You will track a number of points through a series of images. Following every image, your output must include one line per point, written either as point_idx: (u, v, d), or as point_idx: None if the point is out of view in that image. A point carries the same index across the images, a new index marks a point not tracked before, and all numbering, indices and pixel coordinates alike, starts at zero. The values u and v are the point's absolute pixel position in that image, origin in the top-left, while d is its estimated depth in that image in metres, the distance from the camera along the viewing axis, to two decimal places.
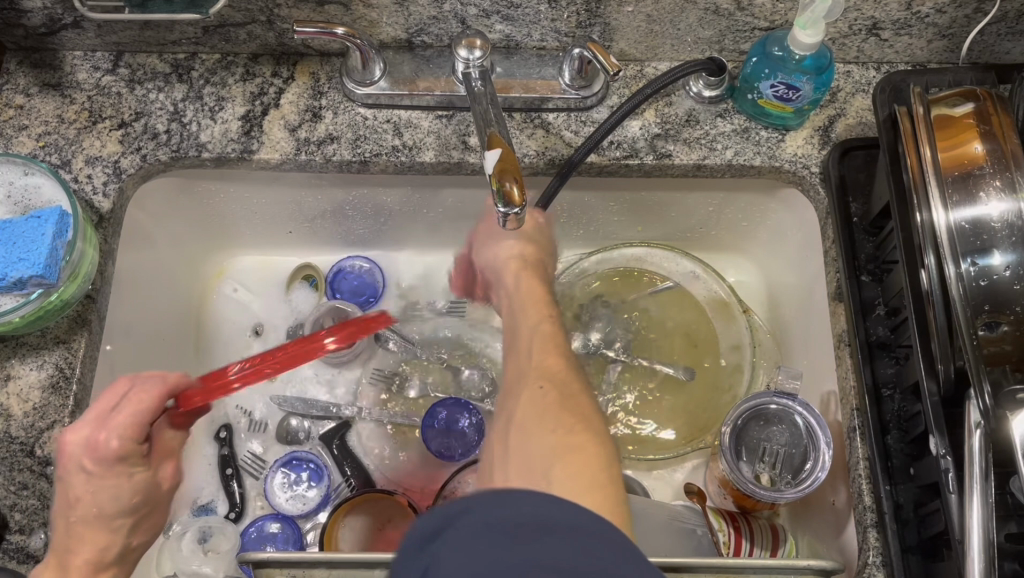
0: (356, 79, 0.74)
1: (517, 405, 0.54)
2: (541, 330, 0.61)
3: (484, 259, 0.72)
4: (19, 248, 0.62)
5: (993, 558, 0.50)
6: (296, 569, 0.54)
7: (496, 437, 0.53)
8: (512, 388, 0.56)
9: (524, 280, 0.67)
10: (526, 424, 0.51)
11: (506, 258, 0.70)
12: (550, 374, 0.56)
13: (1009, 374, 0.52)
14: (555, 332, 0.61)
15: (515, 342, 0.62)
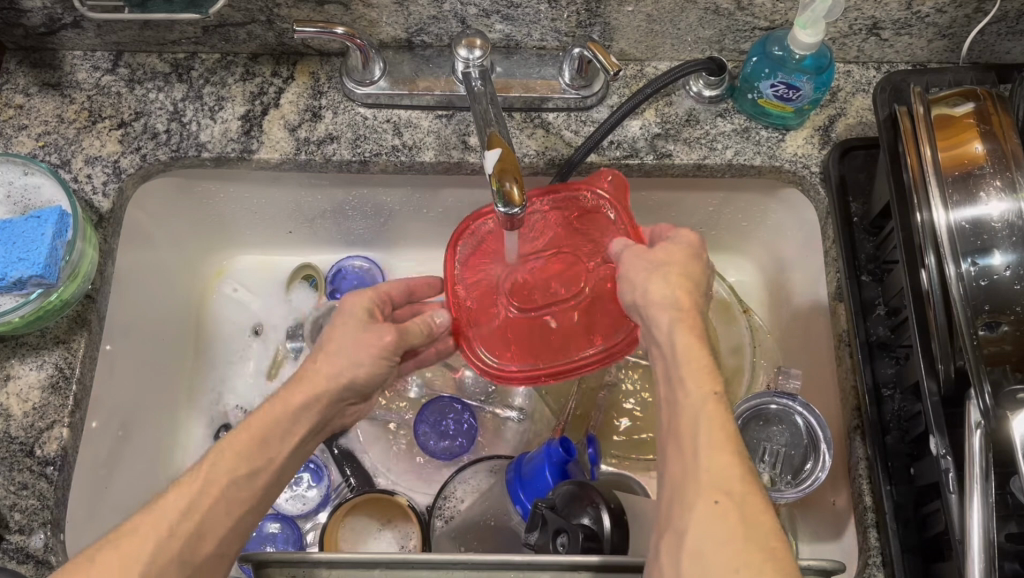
0: (356, 79, 0.74)
1: (688, 528, 0.45)
2: (705, 412, 0.48)
3: (626, 296, 0.57)
4: (19, 248, 0.62)
5: (994, 559, 0.50)
6: (296, 569, 0.54)
7: (664, 559, 0.46)
8: (678, 494, 0.47)
9: (681, 341, 0.52)
10: (703, 555, 0.44)
11: (652, 297, 0.54)
12: (727, 477, 0.46)
13: (1009, 374, 0.52)
14: (724, 412, 0.48)
15: (674, 426, 0.49)
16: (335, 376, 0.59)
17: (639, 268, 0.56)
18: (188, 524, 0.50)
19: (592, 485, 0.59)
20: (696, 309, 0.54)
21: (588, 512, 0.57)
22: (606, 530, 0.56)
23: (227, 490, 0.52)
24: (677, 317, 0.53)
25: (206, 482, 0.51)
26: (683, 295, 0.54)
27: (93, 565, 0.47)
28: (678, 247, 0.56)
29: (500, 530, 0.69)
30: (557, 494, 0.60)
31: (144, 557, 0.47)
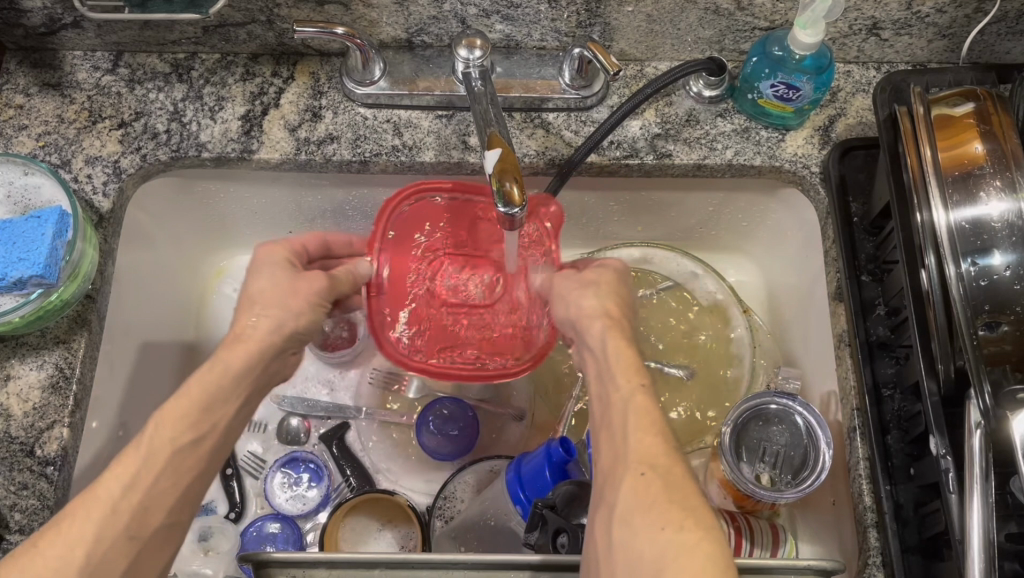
0: (356, 79, 0.74)
1: (617, 501, 0.47)
2: (633, 403, 0.51)
3: (560, 313, 0.61)
4: (19, 248, 0.62)
5: (994, 558, 0.50)
6: (297, 569, 0.54)
7: (597, 537, 0.47)
8: (609, 476, 0.49)
9: (612, 344, 0.55)
10: (630, 524, 0.45)
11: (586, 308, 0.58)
12: (653, 452, 0.48)
13: (1010, 374, 0.52)
14: (651, 402, 0.51)
15: (605, 418, 0.52)
16: (266, 340, 0.56)
17: (569, 284, 0.61)
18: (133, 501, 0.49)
19: (590, 485, 0.60)
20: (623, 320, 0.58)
21: (588, 512, 0.58)
22: None
23: (167, 463, 0.50)
24: (605, 324, 0.57)
25: (144, 457, 0.50)
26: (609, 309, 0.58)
27: (42, 550, 0.46)
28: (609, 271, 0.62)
29: (502, 530, 0.68)
30: (557, 494, 0.60)
31: (89, 536, 0.47)
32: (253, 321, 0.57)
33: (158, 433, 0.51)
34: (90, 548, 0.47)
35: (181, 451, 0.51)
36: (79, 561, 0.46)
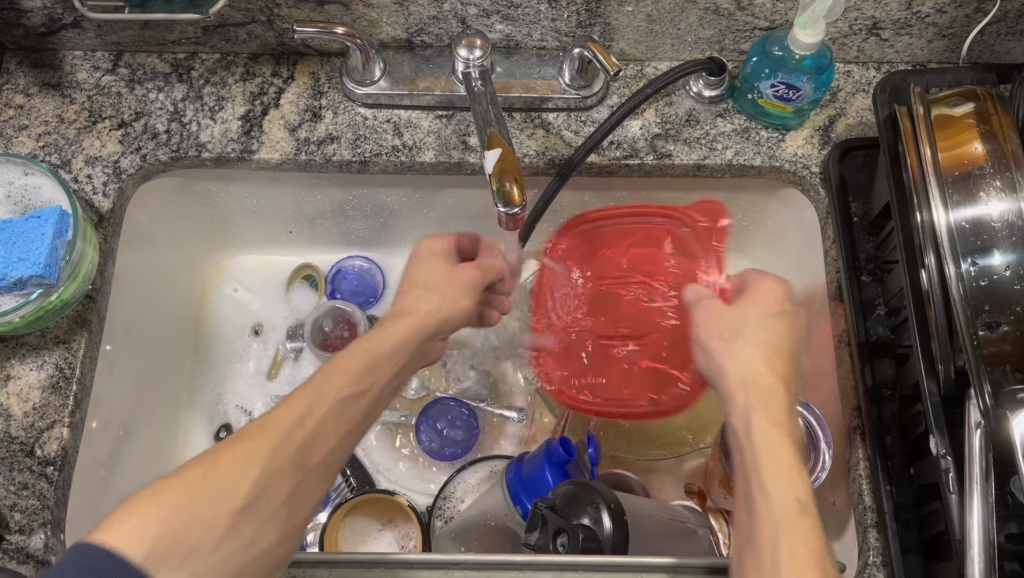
0: (356, 79, 0.74)
1: None
2: (787, 512, 0.47)
3: (709, 370, 0.58)
4: (19, 248, 0.62)
5: (994, 559, 0.50)
6: (296, 569, 0.55)
7: None
8: None
9: (759, 432, 0.51)
10: None
11: (746, 368, 0.55)
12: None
13: (1009, 374, 0.52)
14: (808, 511, 0.48)
15: (750, 525, 0.49)
16: (425, 316, 0.60)
17: (719, 336, 0.59)
18: (295, 440, 0.48)
19: (592, 485, 0.59)
20: (786, 380, 0.55)
21: (588, 512, 0.57)
22: (606, 531, 0.56)
23: (330, 412, 0.51)
24: (760, 393, 0.53)
25: (309, 402, 0.50)
26: (767, 370, 0.55)
27: (212, 468, 0.45)
28: (775, 318, 0.58)
29: (501, 530, 0.68)
30: (557, 494, 0.59)
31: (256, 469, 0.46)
32: (415, 300, 0.61)
33: (330, 379, 0.52)
34: (257, 473, 0.46)
35: (344, 403, 0.52)
36: (245, 489, 0.45)
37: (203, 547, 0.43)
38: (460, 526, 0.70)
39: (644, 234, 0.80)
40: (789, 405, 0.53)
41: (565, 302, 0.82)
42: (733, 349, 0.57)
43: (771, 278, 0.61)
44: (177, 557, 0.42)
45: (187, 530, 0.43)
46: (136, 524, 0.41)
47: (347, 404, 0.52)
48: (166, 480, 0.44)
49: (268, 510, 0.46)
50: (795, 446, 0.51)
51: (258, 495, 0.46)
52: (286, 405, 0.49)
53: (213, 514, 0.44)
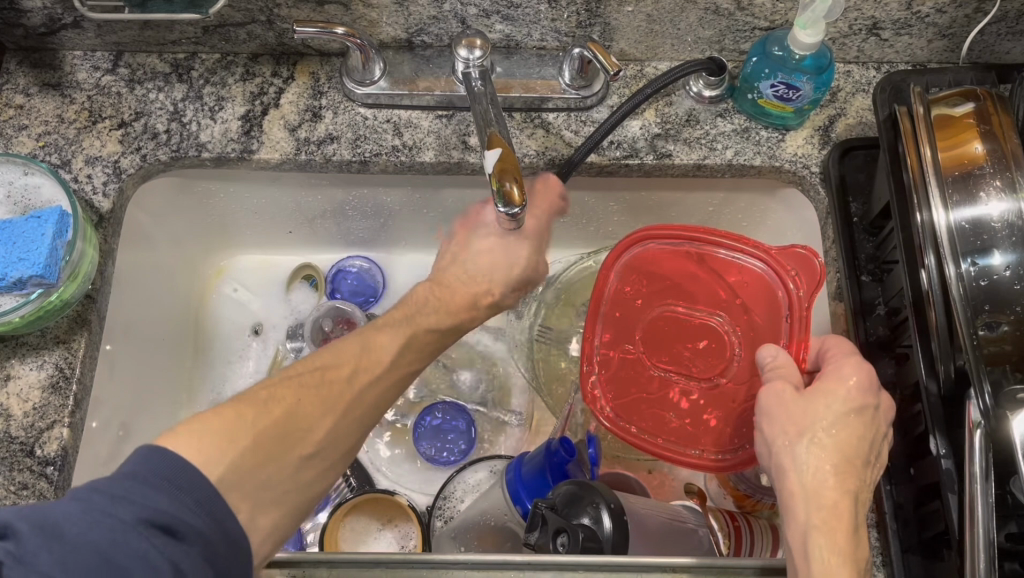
0: (356, 79, 0.74)
1: None
2: None
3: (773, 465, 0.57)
4: (19, 248, 0.62)
5: (994, 559, 0.50)
6: (296, 569, 0.55)
7: None
8: None
9: (819, 552, 0.51)
10: None
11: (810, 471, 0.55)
12: None
13: (1009, 374, 0.52)
14: None
15: None
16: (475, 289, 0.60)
17: (786, 434, 0.56)
18: (362, 401, 0.54)
19: (593, 484, 0.59)
20: (854, 492, 0.54)
21: (588, 512, 0.57)
22: (606, 531, 0.56)
23: (396, 374, 0.56)
24: (823, 511, 0.53)
25: (377, 370, 0.54)
26: (836, 482, 0.54)
27: (286, 413, 0.50)
28: (852, 417, 0.56)
29: (500, 530, 0.67)
30: (557, 494, 0.59)
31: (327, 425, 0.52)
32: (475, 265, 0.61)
33: (407, 346, 0.57)
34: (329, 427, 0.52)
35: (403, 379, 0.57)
36: (315, 438, 0.51)
37: (274, 478, 0.48)
38: (459, 526, 0.71)
39: (729, 268, 0.70)
40: (852, 520, 0.53)
41: (628, 310, 0.70)
42: (804, 451, 0.55)
43: (854, 361, 0.58)
44: (251, 482, 0.47)
45: (264, 463, 0.48)
46: (216, 450, 0.46)
47: (410, 371, 0.57)
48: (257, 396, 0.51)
49: (331, 456, 0.52)
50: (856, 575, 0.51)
51: (325, 443, 0.52)
52: (361, 364, 0.54)
53: (285, 453, 0.49)
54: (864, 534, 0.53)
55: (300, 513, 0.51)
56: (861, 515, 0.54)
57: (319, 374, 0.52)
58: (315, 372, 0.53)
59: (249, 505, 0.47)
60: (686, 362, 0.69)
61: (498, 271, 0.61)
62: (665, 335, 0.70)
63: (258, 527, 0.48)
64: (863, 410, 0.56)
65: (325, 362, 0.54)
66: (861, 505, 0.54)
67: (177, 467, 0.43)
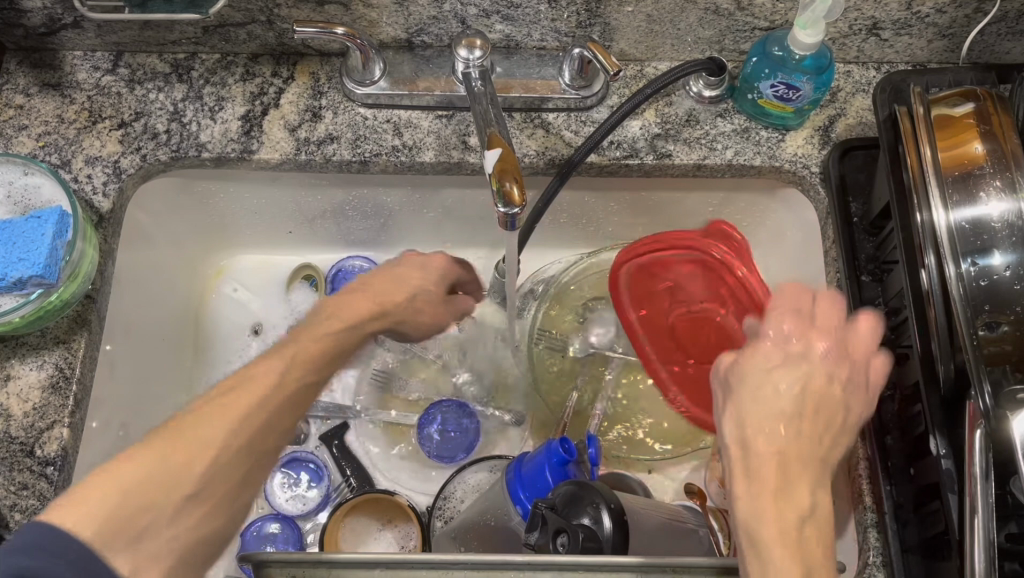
0: (356, 79, 0.74)
1: None
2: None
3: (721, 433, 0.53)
4: (19, 248, 0.62)
5: (993, 559, 0.50)
6: (296, 568, 0.54)
7: None
8: None
9: (748, 511, 0.47)
10: None
11: (761, 446, 0.49)
12: None
13: (1010, 374, 0.52)
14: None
15: None
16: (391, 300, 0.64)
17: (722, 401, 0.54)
18: (258, 419, 0.52)
19: (591, 484, 0.59)
20: (790, 444, 0.49)
21: (588, 512, 0.57)
22: (606, 531, 0.56)
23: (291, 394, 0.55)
24: (749, 470, 0.48)
25: (268, 391, 0.53)
26: (780, 455, 0.49)
27: (164, 452, 0.48)
28: (778, 370, 0.52)
29: (500, 530, 0.67)
30: (557, 494, 0.60)
31: (210, 444, 0.50)
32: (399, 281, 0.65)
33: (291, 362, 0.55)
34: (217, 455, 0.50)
35: (302, 390, 0.56)
36: (206, 462, 0.49)
37: (157, 527, 0.47)
38: (459, 526, 0.71)
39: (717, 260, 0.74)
40: (789, 475, 0.48)
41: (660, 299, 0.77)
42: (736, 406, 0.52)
43: (794, 313, 0.57)
44: (126, 537, 0.46)
45: (148, 507, 0.47)
46: (91, 506, 0.45)
47: (303, 388, 0.56)
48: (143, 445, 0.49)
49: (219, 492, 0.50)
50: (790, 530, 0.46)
51: (210, 477, 0.50)
52: (245, 388, 0.53)
53: (172, 491, 0.48)
54: (821, 513, 0.48)
55: (202, 550, 0.50)
56: (814, 487, 0.49)
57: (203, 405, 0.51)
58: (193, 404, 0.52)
59: (130, 559, 0.46)
60: (714, 355, 0.76)
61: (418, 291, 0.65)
62: (688, 334, 0.77)
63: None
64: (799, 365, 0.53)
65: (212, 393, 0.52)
66: (812, 477, 0.49)
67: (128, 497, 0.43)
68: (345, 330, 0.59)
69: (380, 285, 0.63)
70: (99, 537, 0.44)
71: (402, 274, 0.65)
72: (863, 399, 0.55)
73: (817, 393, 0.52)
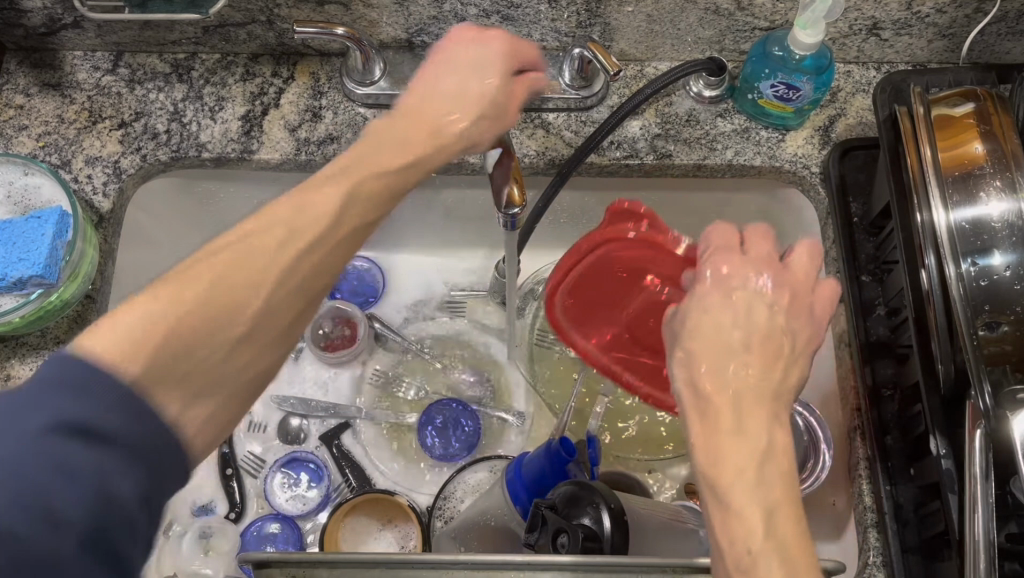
0: (356, 79, 0.74)
1: None
2: (737, 530, 0.42)
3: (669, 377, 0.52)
4: (19, 248, 0.63)
5: (994, 558, 0.50)
6: (297, 569, 0.53)
7: None
8: None
9: (699, 438, 0.46)
10: None
11: (706, 388, 0.47)
12: None
13: (1009, 374, 0.52)
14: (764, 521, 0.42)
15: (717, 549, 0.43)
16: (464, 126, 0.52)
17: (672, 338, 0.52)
18: (337, 235, 0.46)
19: (591, 484, 0.60)
20: (740, 366, 0.48)
21: (588, 512, 0.57)
22: (606, 530, 0.56)
23: (342, 240, 0.47)
24: (699, 400, 0.47)
25: (353, 187, 0.47)
26: (731, 396, 0.46)
27: (196, 280, 0.42)
28: (722, 300, 0.51)
29: (500, 530, 0.67)
30: (557, 494, 0.60)
31: (264, 263, 0.43)
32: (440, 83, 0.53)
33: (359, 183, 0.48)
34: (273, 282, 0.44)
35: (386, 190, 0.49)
36: (257, 302, 0.43)
37: (200, 365, 0.41)
38: (459, 526, 0.71)
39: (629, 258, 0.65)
40: (741, 397, 0.46)
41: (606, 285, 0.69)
42: (685, 332, 0.50)
43: (725, 252, 0.53)
44: (173, 377, 0.39)
45: (192, 343, 0.40)
46: (115, 339, 0.38)
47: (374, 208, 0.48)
48: (179, 270, 0.42)
49: (268, 336, 0.44)
50: (744, 449, 0.44)
51: (259, 323, 0.43)
52: (294, 227, 0.45)
53: (215, 333, 0.41)
54: (780, 445, 0.45)
55: (248, 397, 0.44)
56: (769, 420, 0.46)
57: (242, 238, 0.44)
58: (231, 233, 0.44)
59: (178, 398, 0.40)
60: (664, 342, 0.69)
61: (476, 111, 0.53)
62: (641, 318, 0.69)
63: (190, 423, 0.41)
64: (731, 301, 0.51)
65: (249, 225, 0.45)
66: (767, 409, 0.46)
67: (100, 369, 0.37)
68: (409, 166, 0.50)
69: (433, 99, 0.52)
70: (118, 360, 0.38)
71: (444, 81, 0.53)
72: (807, 317, 0.52)
73: (762, 323, 0.50)
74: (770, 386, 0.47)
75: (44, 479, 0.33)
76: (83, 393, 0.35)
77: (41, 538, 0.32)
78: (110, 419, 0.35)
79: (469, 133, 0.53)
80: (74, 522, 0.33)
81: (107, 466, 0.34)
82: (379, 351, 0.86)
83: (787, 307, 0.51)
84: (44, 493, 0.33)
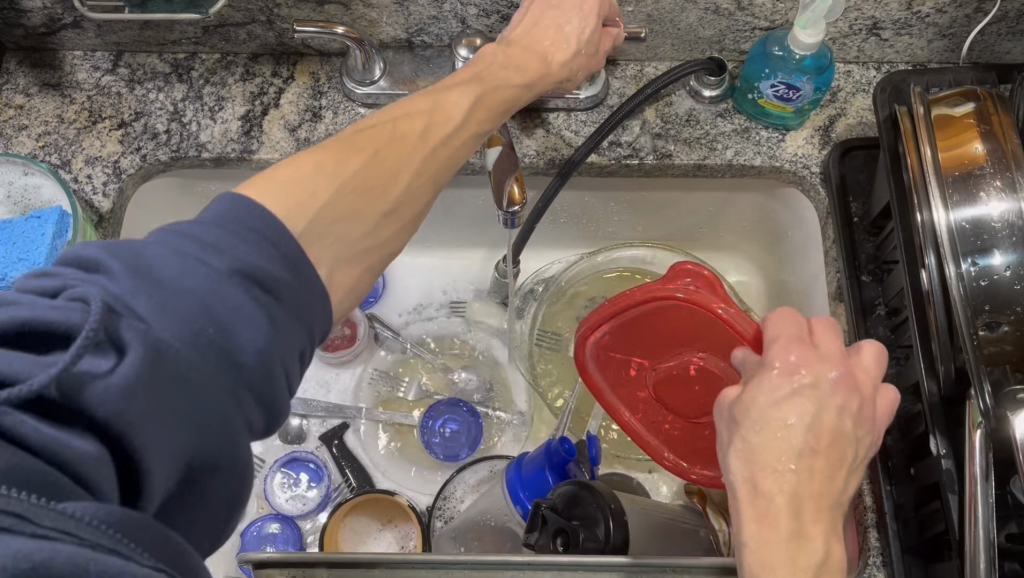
0: (356, 79, 0.74)
1: None
2: None
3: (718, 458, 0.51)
4: (19, 247, 0.63)
5: (993, 558, 0.50)
6: (297, 569, 0.54)
7: None
8: None
9: (755, 542, 0.46)
10: None
11: (767, 491, 0.47)
12: None
13: (1010, 374, 0.52)
14: None
15: None
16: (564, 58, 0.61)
17: (729, 427, 0.51)
18: (464, 132, 0.53)
19: (592, 484, 0.59)
20: (808, 473, 0.47)
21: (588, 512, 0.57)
22: (608, 531, 0.56)
23: (465, 138, 0.53)
24: (759, 502, 0.47)
25: (481, 99, 0.55)
26: (789, 499, 0.46)
27: (348, 151, 0.47)
28: (795, 396, 0.49)
29: (501, 530, 0.67)
30: (557, 494, 0.60)
31: (414, 152, 0.49)
32: (548, 24, 0.61)
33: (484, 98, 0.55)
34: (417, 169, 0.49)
35: (500, 104, 0.56)
36: (404, 181, 0.49)
37: (349, 234, 0.45)
38: (459, 526, 0.71)
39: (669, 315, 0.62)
40: (804, 508, 0.46)
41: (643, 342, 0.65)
42: (748, 424, 0.49)
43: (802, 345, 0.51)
44: (328, 235, 0.44)
45: (350, 212, 0.45)
46: (276, 198, 0.42)
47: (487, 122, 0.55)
48: (334, 141, 0.48)
49: (408, 214, 0.49)
50: (802, 563, 0.45)
51: (402, 200, 0.49)
52: (431, 120, 0.51)
53: (371, 206, 0.47)
54: (835, 558, 0.46)
55: (378, 270, 0.49)
56: (827, 534, 0.46)
57: (392, 124, 0.49)
58: (369, 123, 0.50)
59: (326, 259, 0.44)
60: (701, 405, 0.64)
61: (577, 47, 0.61)
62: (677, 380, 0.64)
63: (336, 281, 0.45)
64: (799, 397, 0.49)
65: (393, 115, 0.50)
66: (822, 521, 0.46)
67: (263, 217, 0.39)
68: (522, 86, 0.58)
69: (537, 37, 0.60)
70: (284, 214, 0.42)
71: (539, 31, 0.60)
72: (870, 428, 0.51)
73: (831, 423, 0.48)
74: (829, 496, 0.47)
75: (227, 317, 0.35)
76: (255, 238, 0.38)
77: (222, 372, 0.35)
78: (277, 271, 0.38)
79: (569, 65, 0.61)
80: (249, 362, 0.36)
81: (277, 319, 0.37)
82: (379, 351, 0.86)
83: (856, 412, 0.50)
84: (224, 332, 0.35)
